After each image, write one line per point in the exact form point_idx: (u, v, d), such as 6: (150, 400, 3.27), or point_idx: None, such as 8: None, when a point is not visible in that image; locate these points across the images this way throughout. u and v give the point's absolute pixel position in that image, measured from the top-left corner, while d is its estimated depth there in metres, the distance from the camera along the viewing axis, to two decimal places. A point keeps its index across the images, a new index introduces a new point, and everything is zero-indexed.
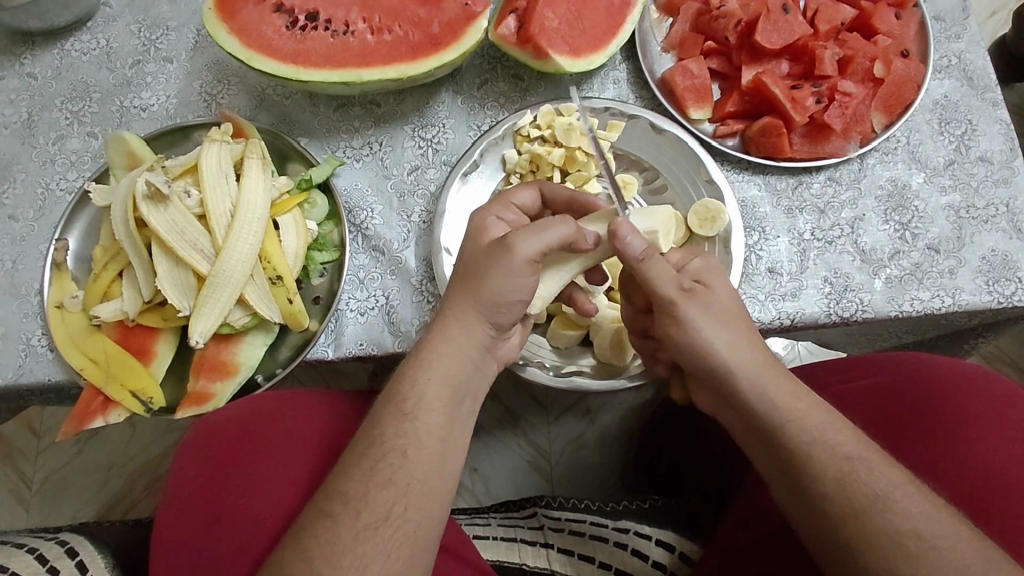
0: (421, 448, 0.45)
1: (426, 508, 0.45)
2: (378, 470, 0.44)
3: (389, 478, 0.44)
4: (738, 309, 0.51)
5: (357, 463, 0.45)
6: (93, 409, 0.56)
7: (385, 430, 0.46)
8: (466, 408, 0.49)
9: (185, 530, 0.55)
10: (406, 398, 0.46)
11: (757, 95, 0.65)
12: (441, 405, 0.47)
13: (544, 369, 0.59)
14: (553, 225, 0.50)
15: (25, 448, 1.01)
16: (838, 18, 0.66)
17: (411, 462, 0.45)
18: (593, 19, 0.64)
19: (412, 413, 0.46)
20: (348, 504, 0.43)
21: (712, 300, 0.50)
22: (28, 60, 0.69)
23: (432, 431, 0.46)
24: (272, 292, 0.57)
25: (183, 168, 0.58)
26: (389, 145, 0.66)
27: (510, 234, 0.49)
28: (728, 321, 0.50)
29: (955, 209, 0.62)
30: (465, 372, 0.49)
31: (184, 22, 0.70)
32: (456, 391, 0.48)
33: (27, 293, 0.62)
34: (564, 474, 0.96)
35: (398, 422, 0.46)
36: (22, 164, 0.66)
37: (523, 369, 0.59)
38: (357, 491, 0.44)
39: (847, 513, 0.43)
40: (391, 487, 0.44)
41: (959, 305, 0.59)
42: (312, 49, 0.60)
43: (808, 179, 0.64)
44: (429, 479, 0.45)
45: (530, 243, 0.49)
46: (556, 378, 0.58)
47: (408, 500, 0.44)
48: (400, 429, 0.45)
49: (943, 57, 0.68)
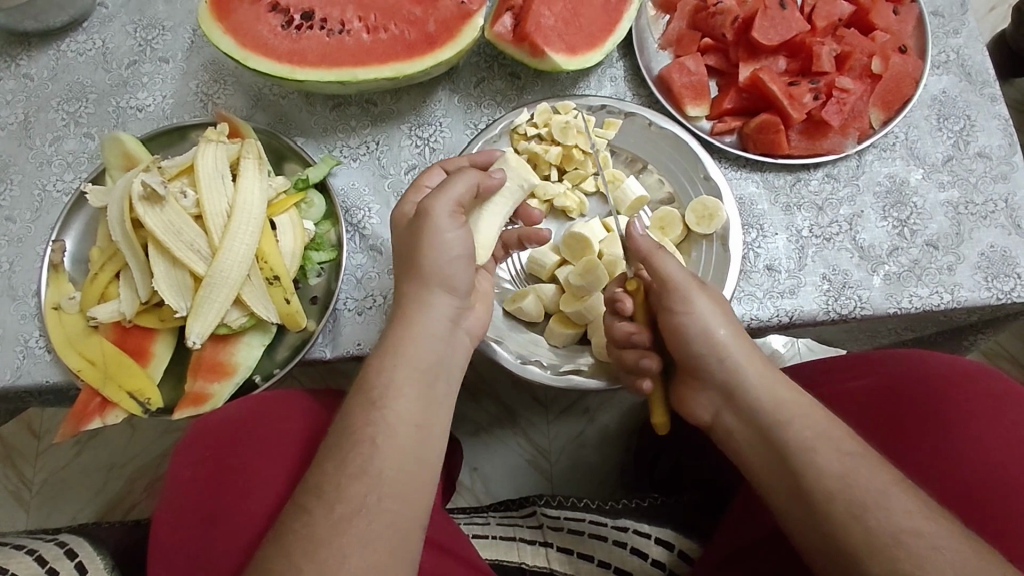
0: (391, 435, 0.45)
1: (403, 497, 0.45)
2: (352, 461, 0.44)
3: (367, 471, 0.44)
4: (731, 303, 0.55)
5: (330, 456, 0.45)
6: (91, 410, 0.56)
7: (356, 420, 0.46)
8: (438, 390, 0.49)
9: (183, 528, 0.55)
10: (380, 388, 0.47)
11: (754, 92, 0.65)
12: (411, 389, 0.47)
13: (542, 368, 0.59)
14: (457, 180, 0.53)
15: (26, 449, 1.02)
16: (835, 14, 0.65)
17: (381, 450, 0.45)
18: (589, 16, 0.64)
19: (381, 402, 0.46)
20: (324, 498, 0.43)
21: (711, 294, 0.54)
22: (24, 61, 0.69)
23: (403, 418, 0.46)
24: (269, 293, 0.57)
25: (179, 168, 0.58)
26: (385, 144, 0.66)
27: (423, 201, 0.52)
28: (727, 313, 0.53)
29: (954, 205, 0.62)
30: (433, 352, 0.49)
31: (180, 22, 0.70)
32: (426, 372, 0.49)
33: (25, 295, 0.62)
34: (563, 472, 0.96)
35: (367, 412, 0.46)
36: (19, 165, 0.66)
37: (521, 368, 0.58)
38: (333, 482, 0.44)
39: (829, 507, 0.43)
40: (366, 477, 0.44)
41: (957, 302, 0.59)
42: (308, 48, 0.60)
43: (806, 176, 0.63)
44: (403, 467, 0.45)
45: (444, 197, 0.51)
46: (552, 376, 0.58)
47: (382, 490, 0.44)
48: (369, 417, 0.46)
49: (941, 52, 0.67)
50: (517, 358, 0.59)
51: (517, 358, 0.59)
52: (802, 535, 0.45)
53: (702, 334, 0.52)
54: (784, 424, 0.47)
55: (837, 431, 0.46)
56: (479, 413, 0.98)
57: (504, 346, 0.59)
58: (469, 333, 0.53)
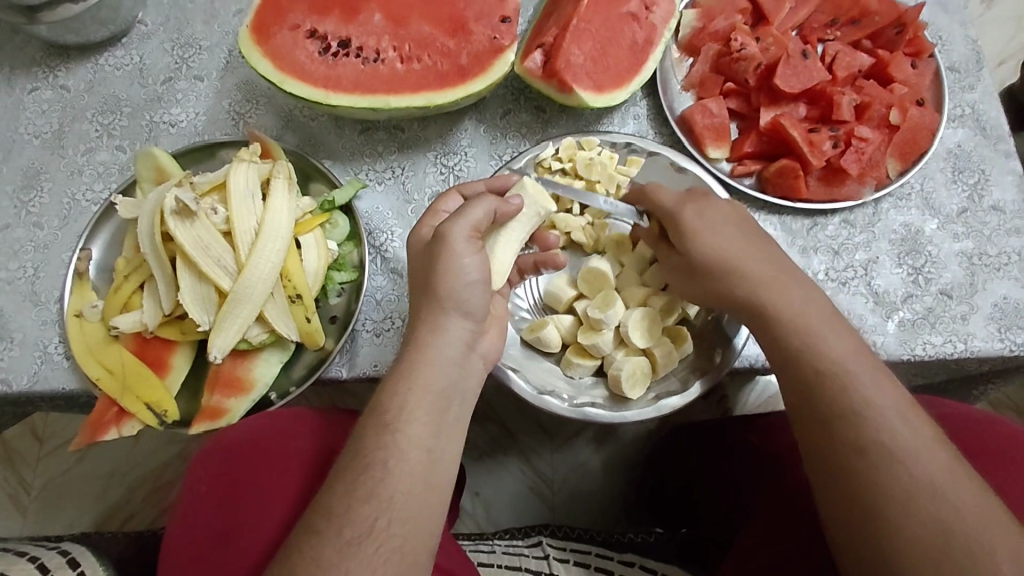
0: (402, 460, 0.45)
1: (412, 523, 0.44)
2: (362, 485, 0.44)
3: (376, 493, 0.44)
4: (733, 236, 0.53)
5: (341, 478, 0.45)
6: (107, 420, 0.56)
7: (369, 442, 0.46)
8: (450, 414, 0.48)
9: (195, 545, 0.55)
10: (394, 411, 0.46)
11: (774, 136, 0.66)
12: (423, 414, 0.47)
13: (560, 399, 0.59)
14: (475, 206, 0.53)
15: (26, 453, 1.01)
16: (855, 65, 0.67)
17: (392, 474, 0.44)
18: (616, 56, 0.66)
19: (393, 425, 0.46)
20: (332, 521, 0.43)
21: (713, 208, 0.54)
22: (62, 72, 0.71)
23: (414, 441, 0.46)
24: (290, 310, 0.57)
25: (211, 185, 0.59)
26: (411, 170, 0.68)
27: (440, 226, 0.51)
28: (716, 243, 0.52)
29: (967, 256, 0.63)
30: (445, 377, 0.49)
31: (217, 42, 0.72)
32: (438, 397, 0.48)
33: (47, 300, 0.63)
34: (565, 503, 0.96)
35: (377, 434, 0.46)
36: (50, 174, 0.67)
37: (538, 398, 0.57)
38: (341, 505, 0.44)
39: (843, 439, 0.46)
40: (375, 500, 0.44)
41: (971, 351, 0.60)
42: (344, 74, 0.62)
43: (823, 221, 0.65)
44: (414, 492, 0.45)
45: (460, 225, 0.51)
46: (571, 408, 0.58)
47: (391, 514, 0.44)
48: (380, 441, 0.45)
49: (956, 106, 0.69)
50: (535, 389, 0.58)
51: (533, 388, 0.58)
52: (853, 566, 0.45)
53: (715, 251, 0.52)
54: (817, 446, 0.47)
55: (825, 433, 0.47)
56: (482, 439, 0.97)
57: (521, 376, 0.58)
58: (483, 358, 0.52)
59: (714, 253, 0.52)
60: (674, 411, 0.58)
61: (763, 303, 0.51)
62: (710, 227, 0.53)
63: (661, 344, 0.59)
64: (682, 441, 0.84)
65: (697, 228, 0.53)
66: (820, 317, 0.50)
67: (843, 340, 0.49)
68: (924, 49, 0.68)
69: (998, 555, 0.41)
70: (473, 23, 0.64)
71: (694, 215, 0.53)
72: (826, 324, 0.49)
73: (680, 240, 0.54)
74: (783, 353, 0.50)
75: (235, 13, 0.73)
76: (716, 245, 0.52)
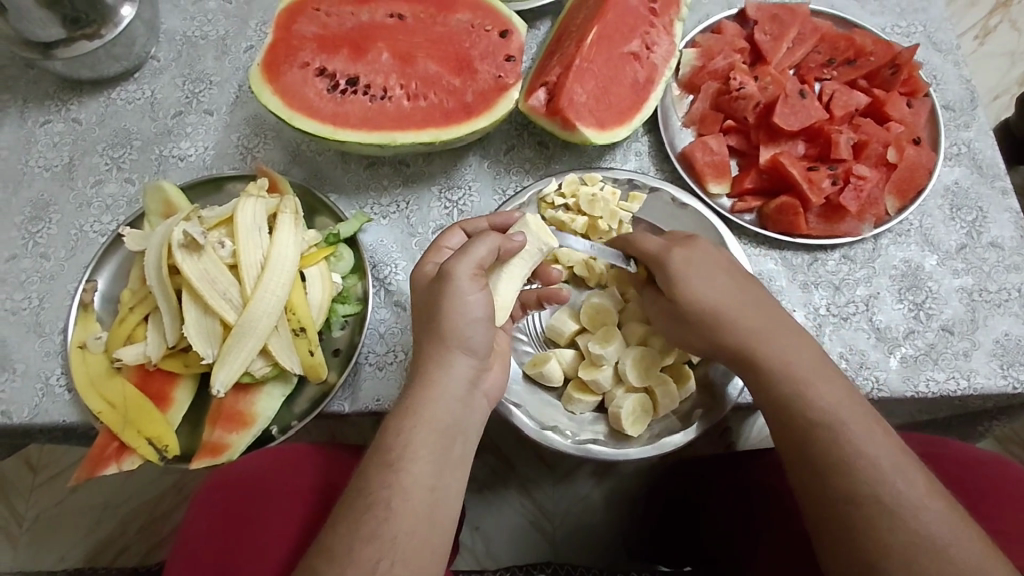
0: (404, 500, 0.45)
1: (414, 565, 0.44)
2: (364, 525, 0.44)
3: (377, 533, 0.43)
4: (721, 282, 0.53)
5: (344, 517, 0.45)
6: (108, 455, 0.56)
7: (371, 481, 0.45)
8: (454, 453, 0.48)
9: None
10: (397, 449, 0.46)
11: (774, 173, 0.67)
12: (426, 453, 0.46)
13: (563, 435, 0.59)
14: (476, 244, 0.53)
15: (20, 484, 1.00)
16: (852, 104, 0.69)
17: (395, 514, 0.44)
18: (617, 94, 0.67)
19: (397, 463, 0.46)
20: (335, 562, 0.43)
21: (698, 252, 0.54)
22: (74, 106, 0.72)
23: (418, 481, 0.45)
24: (294, 344, 0.58)
25: (218, 219, 0.60)
26: (415, 204, 0.68)
27: (443, 266, 0.52)
28: (703, 290, 0.52)
29: (968, 292, 0.64)
30: (447, 415, 0.48)
31: (227, 78, 0.74)
32: (443, 435, 0.47)
33: (51, 331, 0.63)
34: (567, 537, 0.94)
35: (380, 473, 0.45)
36: (59, 205, 0.68)
37: (541, 432, 0.58)
38: (343, 546, 0.43)
39: (837, 477, 0.47)
40: (377, 541, 0.43)
41: (974, 388, 0.60)
42: (351, 111, 0.63)
43: (823, 256, 0.65)
44: (417, 532, 0.44)
45: (462, 263, 0.51)
46: (574, 446, 0.57)
47: (393, 555, 0.43)
48: (383, 480, 0.45)
49: (953, 144, 0.70)
50: (537, 423, 0.58)
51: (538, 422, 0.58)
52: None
53: (704, 298, 0.52)
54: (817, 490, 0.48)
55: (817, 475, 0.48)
56: (483, 471, 0.96)
57: (525, 412, 0.58)
58: (486, 395, 0.52)
59: (703, 300, 0.52)
60: (677, 449, 0.58)
61: (752, 346, 0.51)
62: (699, 273, 0.53)
63: (662, 383, 0.59)
64: (685, 474, 0.83)
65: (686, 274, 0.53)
66: (807, 360, 0.50)
67: (833, 383, 0.50)
68: (919, 89, 0.70)
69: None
70: (479, 62, 0.66)
71: (680, 260, 0.53)
72: (813, 365, 0.50)
73: (667, 284, 0.53)
74: (773, 398, 0.50)
75: (246, 50, 0.75)
76: (703, 290, 0.52)
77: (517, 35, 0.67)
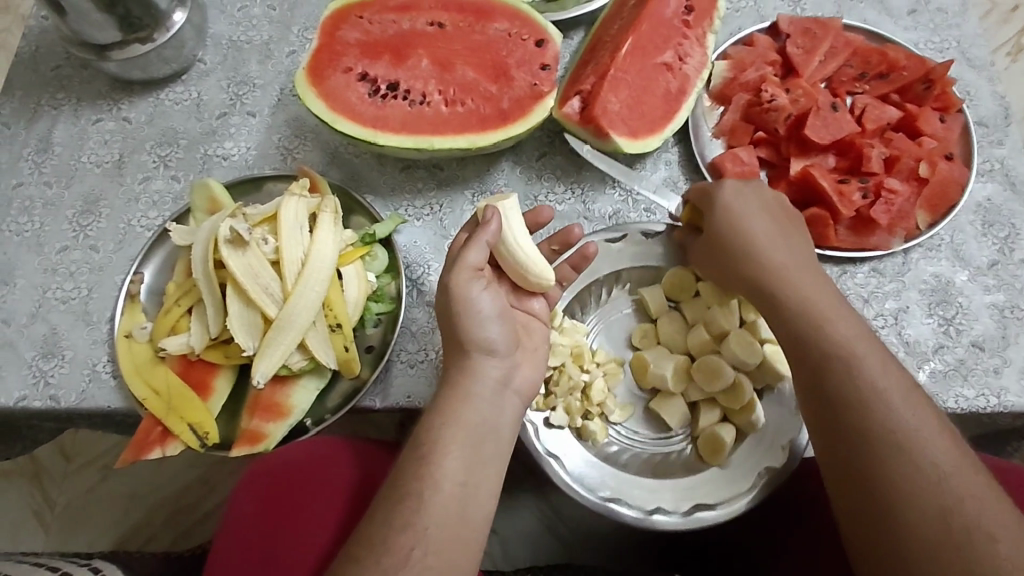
0: (438, 491, 0.46)
1: (445, 556, 0.45)
2: (400, 514, 0.45)
3: (408, 522, 0.45)
4: (768, 220, 0.59)
5: (380, 506, 0.46)
6: (152, 439, 0.58)
7: (408, 473, 0.47)
8: (485, 451, 0.49)
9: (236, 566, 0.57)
10: (431, 444, 0.48)
11: (804, 185, 0.67)
12: (458, 447, 0.48)
13: (671, 512, 0.57)
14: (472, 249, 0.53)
15: (54, 469, 1.03)
16: (884, 118, 0.69)
17: (428, 505, 0.45)
18: (652, 104, 0.68)
19: (430, 458, 0.47)
20: (372, 548, 0.44)
21: (756, 193, 0.60)
22: (125, 105, 0.75)
23: (449, 475, 0.47)
24: (331, 339, 0.60)
25: (263, 216, 0.62)
26: (449, 207, 0.70)
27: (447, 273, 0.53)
28: (749, 220, 0.58)
29: (999, 308, 0.64)
30: (483, 417, 0.50)
31: (270, 81, 0.76)
32: (472, 433, 0.49)
33: (99, 321, 0.66)
34: (584, 541, 0.95)
35: (417, 467, 0.47)
36: (109, 200, 0.71)
37: (651, 521, 0.56)
38: (378, 533, 0.45)
39: (843, 395, 0.50)
40: (411, 530, 0.44)
41: (1004, 406, 0.60)
42: (391, 115, 0.65)
43: (852, 269, 0.66)
44: (449, 525, 0.45)
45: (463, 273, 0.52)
46: (683, 519, 0.57)
47: (426, 544, 0.44)
48: (419, 473, 0.47)
49: (986, 161, 0.71)
50: (642, 509, 0.57)
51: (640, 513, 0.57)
52: (867, 543, 0.47)
53: (748, 228, 0.58)
54: (837, 415, 0.50)
55: (834, 399, 0.50)
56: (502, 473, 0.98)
57: (625, 503, 0.57)
58: (518, 393, 0.54)
59: (746, 231, 0.58)
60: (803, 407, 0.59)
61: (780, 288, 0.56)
62: (745, 208, 0.59)
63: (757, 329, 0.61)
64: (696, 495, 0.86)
65: (746, 223, 0.58)
66: (826, 301, 0.54)
67: (849, 323, 0.53)
68: (952, 104, 0.70)
69: (998, 540, 0.43)
70: (515, 69, 0.68)
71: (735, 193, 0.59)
72: (854, 326, 0.53)
73: (722, 214, 0.59)
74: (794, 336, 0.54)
75: (288, 54, 0.77)
76: (754, 225, 0.58)
77: (553, 44, 0.68)
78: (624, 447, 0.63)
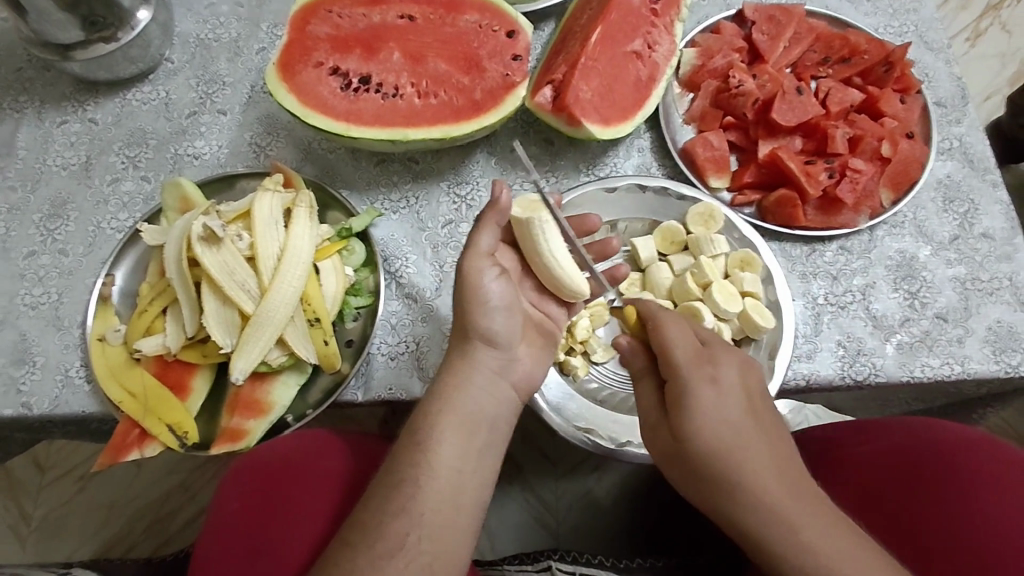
0: (432, 477, 0.46)
1: (441, 540, 0.45)
2: (394, 499, 0.45)
3: (402, 507, 0.45)
4: (680, 374, 0.49)
5: (372, 493, 0.47)
6: (130, 442, 0.57)
7: (401, 460, 0.47)
8: (479, 439, 0.49)
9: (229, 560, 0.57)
10: (425, 430, 0.48)
11: (773, 167, 0.69)
12: (453, 436, 0.48)
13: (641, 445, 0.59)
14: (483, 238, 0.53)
15: (28, 483, 1.01)
16: (847, 101, 0.71)
17: (423, 490, 0.46)
18: (622, 93, 0.69)
19: (421, 444, 0.47)
20: (366, 535, 0.44)
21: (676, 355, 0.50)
22: (90, 107, 0.74)
23: (444, 462, 0.47)
24: (310, 334, 0.59)
25: (237, 213, 0.62)
26: (424, 200, 0.70)
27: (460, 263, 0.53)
28: (669, 365, 0.49)
29: (961, 280, 0.66)
30: (479, 406, 0.50)
31: (240, 79, 0.75)
32: (472, 423, 0.49)
33: (70, 325, 0.64)
34: (570, 530, 0.96)
35: (410, 453, 0.47)
36: (77, 203, 0.70)
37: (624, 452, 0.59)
38: (373, 519, 0.45)
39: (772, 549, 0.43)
40: (405, 515, 0.45)
41: (967, 373, 0.62)
42: (364, 109, 0.65)
43: (821, 247, 0.67)
44: (443, 509, 0.45)
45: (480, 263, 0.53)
46: None
47: (421, 530, 0.44)
48: (412, 459, 0.47)
49: (945, 139, 0.73)
50: (614, 442, 0.60)
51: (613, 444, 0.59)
52: None
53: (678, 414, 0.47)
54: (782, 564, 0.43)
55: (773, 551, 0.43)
56: None
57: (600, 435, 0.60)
58: (515, 386, 0.54)
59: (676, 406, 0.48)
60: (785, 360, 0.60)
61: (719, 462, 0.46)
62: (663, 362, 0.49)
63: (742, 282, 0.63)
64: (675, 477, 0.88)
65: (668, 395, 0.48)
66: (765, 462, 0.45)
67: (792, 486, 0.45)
68: (912, 86, 0.72)
69: None
70: (487, 60, 0.68)
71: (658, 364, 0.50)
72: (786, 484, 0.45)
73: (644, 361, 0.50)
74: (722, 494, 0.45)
75: (258, 51, 0.77)
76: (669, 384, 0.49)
77: (523, 35, 0.69)
78: (603, 385, 0.64)
